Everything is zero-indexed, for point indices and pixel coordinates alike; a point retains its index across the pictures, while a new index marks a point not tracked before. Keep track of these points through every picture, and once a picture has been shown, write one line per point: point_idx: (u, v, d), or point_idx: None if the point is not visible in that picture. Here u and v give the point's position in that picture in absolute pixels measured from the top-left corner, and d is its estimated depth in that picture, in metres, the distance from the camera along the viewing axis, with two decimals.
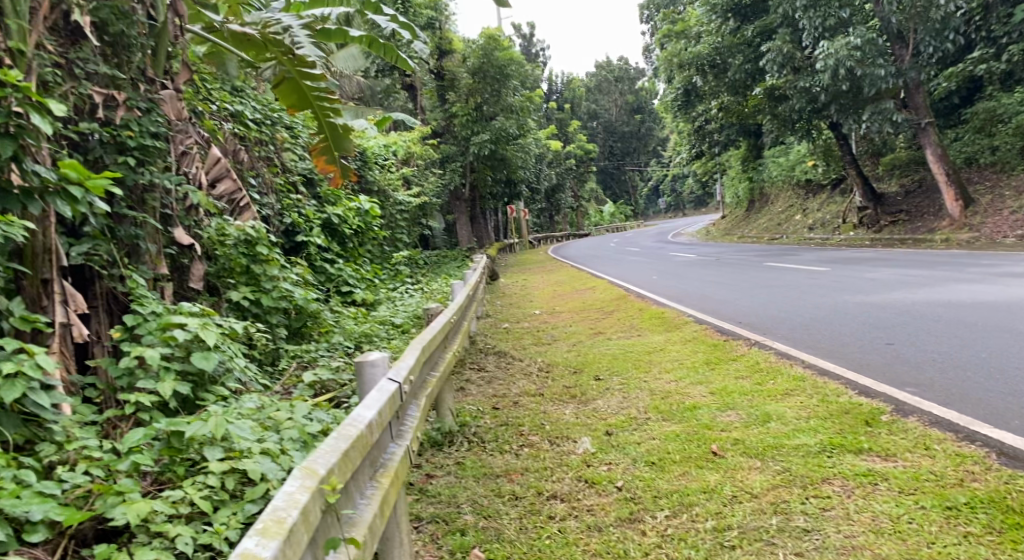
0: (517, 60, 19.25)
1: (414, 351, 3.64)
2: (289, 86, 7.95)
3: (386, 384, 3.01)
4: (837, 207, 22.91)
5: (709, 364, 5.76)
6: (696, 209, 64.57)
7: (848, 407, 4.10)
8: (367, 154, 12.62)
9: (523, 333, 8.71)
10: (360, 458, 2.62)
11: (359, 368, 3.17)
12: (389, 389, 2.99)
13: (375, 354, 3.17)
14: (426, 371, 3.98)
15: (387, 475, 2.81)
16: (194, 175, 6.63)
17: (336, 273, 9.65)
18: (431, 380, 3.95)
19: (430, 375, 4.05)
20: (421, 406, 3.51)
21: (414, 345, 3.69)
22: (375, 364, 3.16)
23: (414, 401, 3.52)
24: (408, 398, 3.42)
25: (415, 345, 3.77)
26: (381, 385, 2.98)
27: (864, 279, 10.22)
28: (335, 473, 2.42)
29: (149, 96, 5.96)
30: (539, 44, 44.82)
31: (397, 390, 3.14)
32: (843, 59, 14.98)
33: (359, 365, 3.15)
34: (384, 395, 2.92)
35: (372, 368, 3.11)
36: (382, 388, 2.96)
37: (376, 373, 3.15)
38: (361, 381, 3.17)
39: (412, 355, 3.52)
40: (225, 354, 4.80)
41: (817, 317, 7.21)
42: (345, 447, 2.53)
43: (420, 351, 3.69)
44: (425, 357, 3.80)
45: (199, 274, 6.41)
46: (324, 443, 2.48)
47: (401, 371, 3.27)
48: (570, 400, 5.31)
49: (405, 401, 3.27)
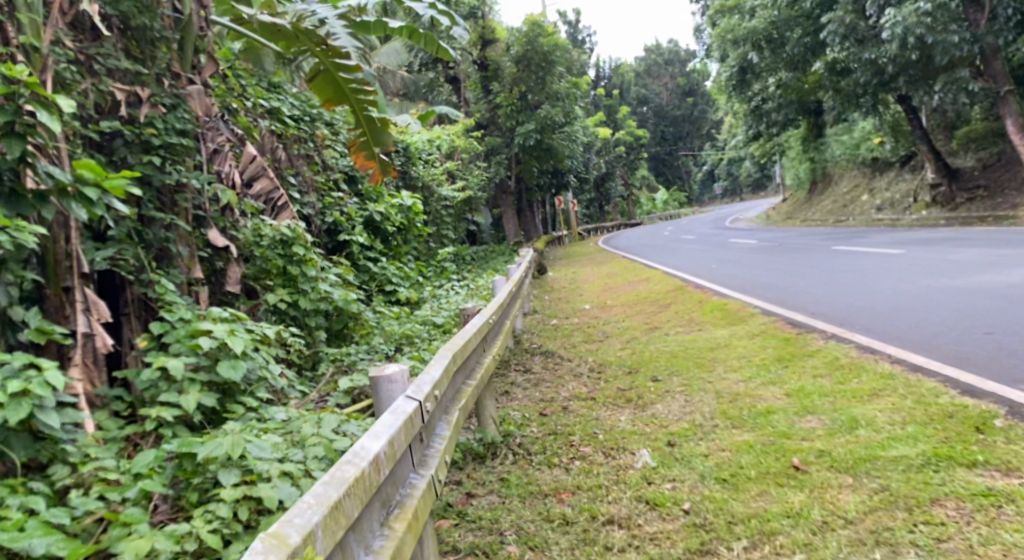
0: (563, 45, 18.73)
1: (444, 360, 3.24)
2: (324, 78, 7.62)
3: (403, 403, 2.63)
4: (906, 185, 21.78)
5: (781, 361, 5.23)
6: (752, 193, 62.84)
7: (950, 411, 3.58)
8: (410, 150, 12.30)
9: (573, 329, 8.27)
10: (360, 506, 2.17)
11: (377, 386, 2.95)
12: (406, 410, 2.60)
13: (391, 370, 2.96)
14: (461, 381, 3.58)
15: (402, 519, 2.40)
16: (227, 173, 6.40)
17: (379, 272, 9.33)
18: (466, 390, 3.55)
19: (465, 383, 3.65)
20: (451, 423, 3.12)
21: (444, 353, 3.29)
22: (393, 381, 2.95)
23: (444, 417, 3.13)
24: (436, 415, 3.03)
25: (445, 353, 3.36)
26: (396, 406, 2.60)
27: (943, 261, 9.50)
28: (320, 534, 1.96)
29: (174, 91, 5.70)
30: (585, 32, 44.11)
31: (417, 410, 2.74)
32: (911, 27, 14.08)
33: (375, 383, 2.94)
34: (399, 419, 2.52)
35: (389, 384, 2.94)
36: (397, 409, 2.58)
37: (392, 390, 2.96)
38: (377, 398, 2.97)
39: (440, 366, 3.12)
40: (257, 361, 4.46)
41: (898, 305, 6.58)
42: (337, 495, 2.08)
43: (451, 359, 3.28)
44: (457, 365, 3.40)
45: (236, 278, 6.17)
46: (309, 494, 2.03)
47: (423, 386, 2.88)
48: (626, 406, 4.86)
49: (430, 421, 2.87)
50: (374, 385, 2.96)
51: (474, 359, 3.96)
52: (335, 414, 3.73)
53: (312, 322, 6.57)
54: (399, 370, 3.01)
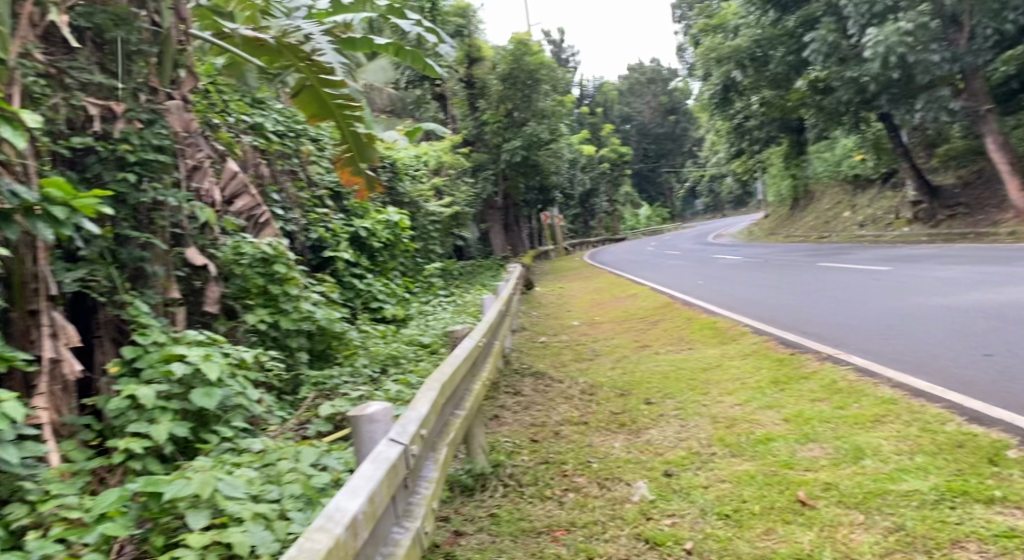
0: (548, 62, 18.69)
1: (431, 393, 3.04)
2: (308, 94, 7.48)
3: (385, 449, 2.44)
4: (888, 202, 21.88)
5: (777, 383, 5.08)
6: (736, 210, 63.18)
7: (959, 440, 3.46)
8: (396, 165, 12.14)
9: (563, 348, 8.10)
10: None
11: (357, 425, 2.59)
12: (389, 458, 2.41)
13: (373, 408, 2.59)
14: (450, 412, 3.40)
15: None
16: (207, 190, 6.22)
17: (364, 289, 9.11)
18: (455, 423, 3.36)
19: (454, 415, 3.47)
20: (439, 462, 2.95)
21: (432, 386, 3.10)
22: (375, 421, 2.59)
23: (432, 455, 2.96)
24: (423, 454, 2.86)
25: (433, 384, 3.16)
26: (377, 452, 2.41)
27: (933, 278, 9.42)
28: None
29: (151, 106, 5.48)
30: (570, 50, 44.34)
31: (403, 453, 2.56)
32: (894, 46, 14.15)
33: (355, 423, 2.58)
34: (380, 470, 2.32)
35: (369, 425, 2.57)
36: (378, 456, 2.39)
37: (375, 430, 2.59)
38: (357, 439, 2.60)
39: (427, 401, 2.93)
40: (233, 388, 4.26)
41: (892, 325, 6.47)
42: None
43: (438, 392, 3.09)
44: (445, 398, 3.22)
45: (215, 297, 5.97)
46: None
47: (408, 426, 2.68)
48: (620, 431, 4.68)
49: (417, 463, 2.70)
50: (354, 424, 2.60)
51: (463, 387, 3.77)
52: (316, 446, 3.53)
53: (294, 343, 6.35)
54: (382, 408, 2.64)
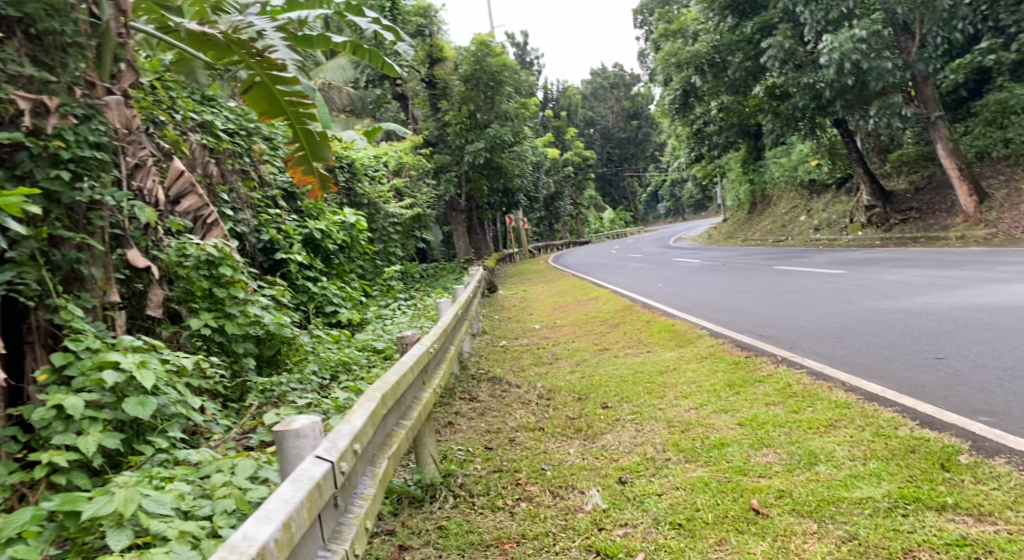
0: (510, 65, 18.60)
1: (371, 404, 2.91)
2: (258, 91, 7.25)
3: (310, 467, 2.35)
4: (843, 206, 22.24)
5: (733, 387, 5.03)
6: (696, 214, 63.76)
7: (912, 444, 3.44)
8: (355, 166, 11.90)
9: (521, 351, 7.99)
10: None
11: (282, 440, 2.50)
12: (314, 476, 2.32)
13: (300, 424, 2.50)
14: (395, 422, 3.26)
15: None
16: (149, 190, 6.01)
17: (318, 292, 8.88)
18: (399, 435, 3.23)
19: (399, 424, 3.34)
20: (380, 473, 2.85)
21: (372, 396, 2.97)
22: (300, 437, 2.51)
23: (372, 466, 2.87)
24: (361, 468, 2.76)
25: (374, 393, 3.03)
26: (299, 472, 2.32)
27: (886, 281, 9.52)
28: None
29: (88, 102, 5.24)
30: (533, 53, 44.36)
31: (332, 470, 2.47)
32: (848, 52, 14.37)
33: (280, 438, 2.49)
34: (299, 492, 2.24)
35: (294, 442, 2.46)
36: (300, 476, 2.30)
37: (301, 446, 2.52)
38: (283, 456, 2.51)
39: (364, 412, 2.80)
40: (169, 397, 4.08)
41: (847, 328, 6.49)
42: None
43: (379, 403, 2.96)
44: (388, 406, 3.11)
45: (157, 301, 5.77)
46: None
47: (339, 441, 2.58)
48: (575, 437, 4.58)
49: (350, 478, 2.61)
50: (279, 440, 2.51)
51: (411, 394, 3.64)
52: (252, 457, 3.36)
53: (240, 348, 6.13)
54: (310, 424, 2.55)
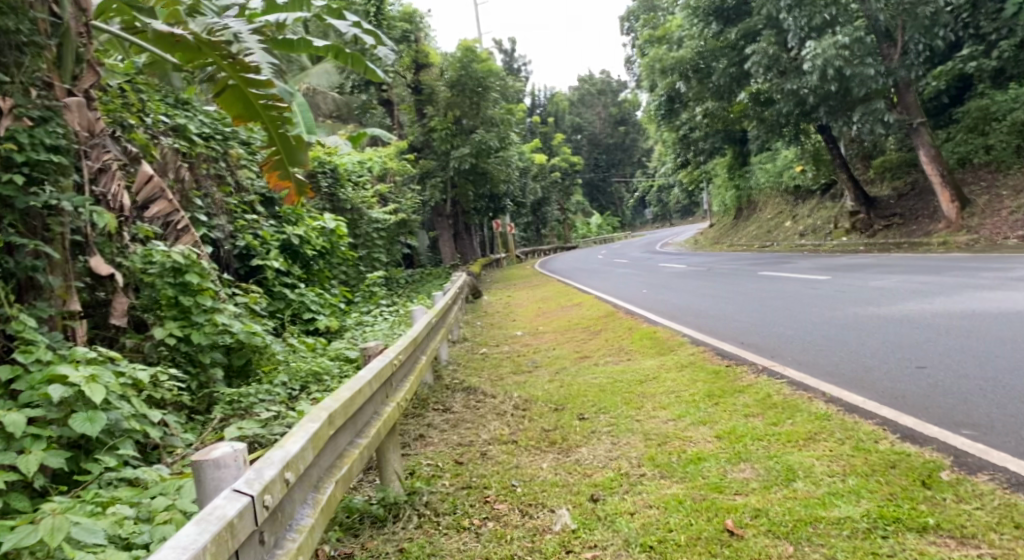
0: (495, 70, 18.47)
1: (312, 427, 2.85)
2: (231, 94, 7.05)
3: (222, 505, 2.29)
4: (828, 212, 22.20)
5: (712, 398, 4.89)
6: (684, 219, 63.75)
7: (892, 459, 3.31)
8: (337, 172, 11.71)
9: (502, 360, 7.82)
10: None
11: (199, 471, 2.45)
12: (226, 516, 2.26)
13: (218, 454, 2.44)
14: (346, 442, 3.21)
15: None
16: (115, 195, 5.79)
17: (296, 299, 8.61)
18: (351, 456, 3.16)
19: (353, 444, 3.27)
20: (317, 501, 2.79)
21: (315, 418, 2.91)
22: (220, 467, 2.46)
23: (311, 494, 2.81)
24: (297, 496, 2.70)
25: (319, 414, 2.97)
26: (208, 511, 2.25)
27: (870, 288, 9.40)
28: None
29: (45, 103, 5.18)
30: (521, 59, 44.28)
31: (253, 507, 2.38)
32: (831, 59, 14.30)
33: (198, 468, 2.44)
34: (204, 535, 2.17)
35: (211, 472, 2.40)
36: (209, 516, 2.24)
37: (221, 478, 2.46)
38: (201, 487, 2.45)
39: (303, 437, 2.75)
40: (122, 411, 3.91)
41: (829, 335, 6.37)
42: None
43: (322, 425, 2.90)
44: (333, 430, 3.01)
45: (122, 310, 5.57)
46: None
47: (266, 470, 2.51)
48: (549, 450, 4.42)
49: (279, 511, 2.55)
50: (196, 470, 2.46)
51: (371, 410, 3.56)
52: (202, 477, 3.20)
53: (208, 358, 5.93)
54: (231, 453, 2.49)
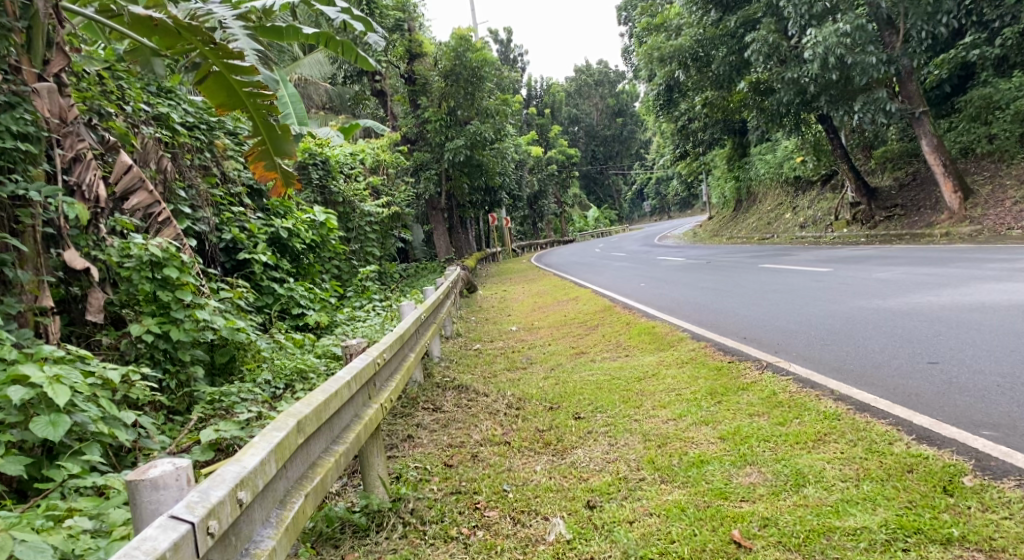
0: (490, 60, 18.09)
1: (276, 436, 2.70)
2: (215, 80, 6.74)
3: (154, 537, 2.18)
4: (828, 203, 21.98)
5: (714, 396, 4.67)
6: (682, 211, 63.35)
7: (909, 461, 3.11)
8: (329, 163, 11.39)
9: (495, 356, 7.58)
10: None
11: (136, 492, 2.31)
12: (155, 550, 2.15)
13: (156, 474, 2.31)
14: (320, 450, 3.05)
15: None
16: (91, 185, 5.50)
17: (284, 294, 8.34)
18: (324, 465, 3.01)
19: (329, 450, 3.11)
20: (282, 519, 2.66)
21: (280, 427, 2.75)
22: (158, 488, 2.32)
23: (275, 512, 2.66)
24: (256, 516, 2.56)
25: (287, 422, 2.81)
26: (136, 546, 2.15)
27: (873, 280, 9.19)
28: None
29: (11, 89, 5.00)
30: (517, 50, 43.80)
31: (194, 533, 2.26)
32: (832, 46, 14.10)
33: (134, 490, 2.30)
34: None
35: (148, 494, 2.31)
36: (135, 551, 2.13)
37: (159, 500, 2.32)
38: (136, 510, 2.32)
39: (263, 449, 2.60)
40: (88, 413, 3.69)
41: (834, 330, 6.15)
42: None
43: (288, 434, 2.74)
44: (301, 441, 2.84)
45: (98, 305, 5.35)
46: None
47: (212, 491, 2.36)
48: (543, 452, 4.20)
49: (231, 534, 2.42)
50: (133, 491, 2.32)
51: (353, 412, 3.39)
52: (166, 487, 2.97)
53: (189, 356, 5.62)
54: (172, 472, 2.35)
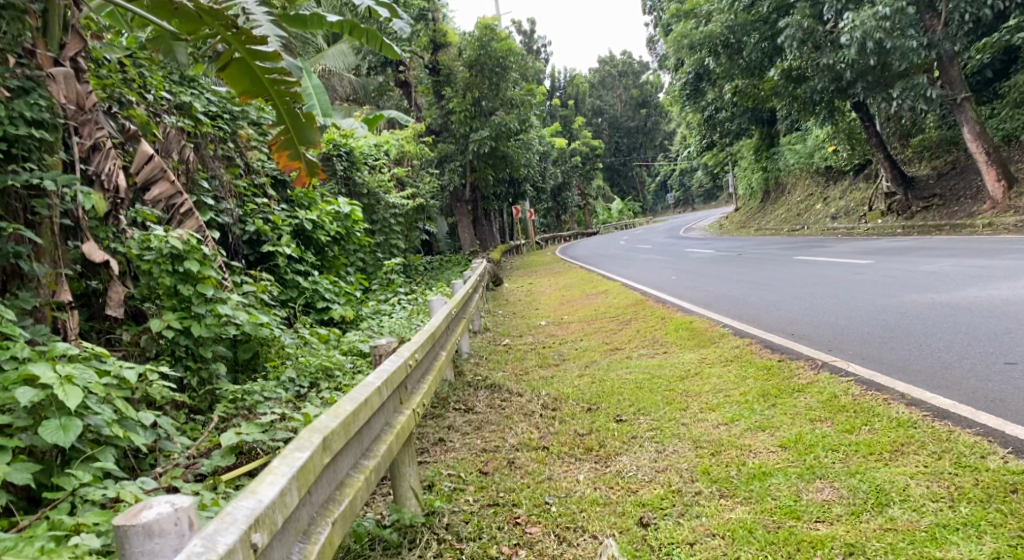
0: (515, 49, 17.71)
1: (299, 458, 2.45)
2: (237, 67, 6.48)
3: None
4: (861, 194, 21.43)
5: (768, 398, 4.35)
6: (706, 202, 62.34)
7: (1005, 481, 2.93)
8: (353, 155, 11.12)
9: (525, 352, 7.29)
10: None
11: (125, 538, 2.06)
12: None
13: (149, 519, 2.06)
14: (349, 467, 2.80)
15: None
16: (111, 174, 5.26)
17: (308, 287, 8.09)
18: (353, 485, 2.76)
19: (358, 466, 2.86)
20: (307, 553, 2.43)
21: (303, 447, 2.51)
22: (153, 536, 2.06)
23: (298, 546, 2.43)
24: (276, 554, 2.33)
25: (310, 440, 2.56)
26: None
27: (921, 273, 8.78)
28: None
29: (27, 74, 4.79)
30: (540, 41, 43.32)
31: None
32: (870, 31, 13.60)
33: (123, 536, 2.05)
34: None
35: (138, 542, 2.05)
36: None
37: (151, 549, 2.07)
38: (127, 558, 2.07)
39: (283, 477, 2.36)
40: (102, 416, 3.47)
41: (889, 326, 5.79)
42: None
43: (311, 455, 2.50)
44: (324, 465, 2.59)
45: (118, 299, 5.13)
46: None
47: (221, 536, 2.14)
48: (585, 459, 3.91)
49: None
50: (123, 537, 2.07)
51: (383, 420, 3.13)
52: None
53: (210, 352, 5.35)
54: (170, 516, 2.09)
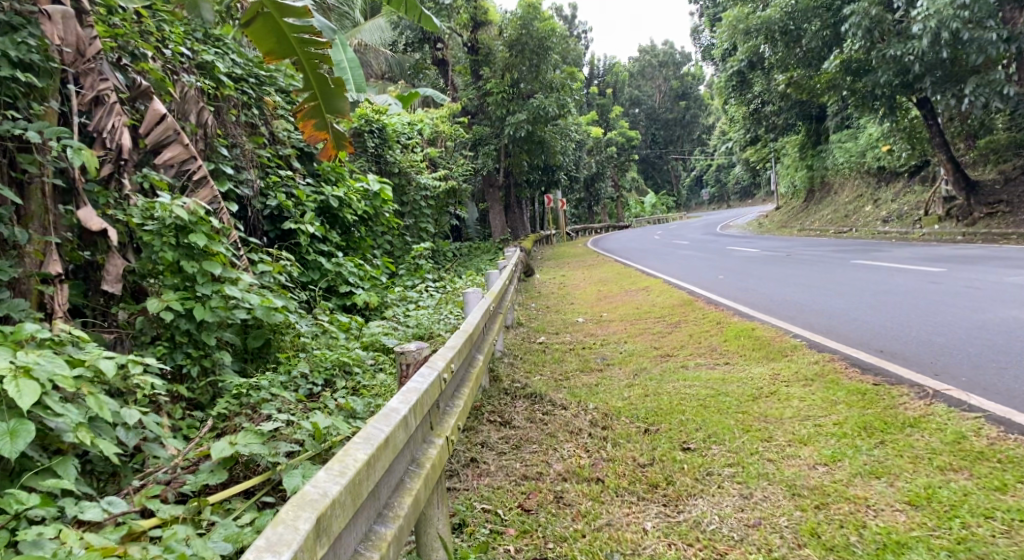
0: (559, 30, 16.81)
1: None
2: (264, 24, 5.74)
3: None
4: (915, 197, 20.37)
5: (871, 433, 3.57)
6: (742, 200, 60.45)
7: None
8: (386, 131, 10.40)
9: (565, 352, 6.56)
10: None
11: None
12: None
13: None
14: (358, 542, 2.19)
15: None
16: (115, 132, 4.55)
17: (331, 269, 7.41)
18: None
19: (372, 535, 2.26)
20: None
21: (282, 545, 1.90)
22: None
23: None
24: None
25: (298, 528, 1.96)
26: None
27: (1009, 284, 7.91)
28: None
29: (15, 10, 4.13)
30: (581, 27, 42.03)
31: None
32: (947, 20, 12.55)
33: None
34: None
35: None
36: None
37: None
38: None
39: None
40: (64, 417, 2.88)
41: (997, 347, 5.02)
42: None
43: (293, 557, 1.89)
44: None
45: (117, 273, 4.49)
46: None
47: None
48: (650, 499, 3.23)
49: None
50: None
51: (407, 460, 2.51)
52: None
53: (215, 338, 4.66)
54: None
